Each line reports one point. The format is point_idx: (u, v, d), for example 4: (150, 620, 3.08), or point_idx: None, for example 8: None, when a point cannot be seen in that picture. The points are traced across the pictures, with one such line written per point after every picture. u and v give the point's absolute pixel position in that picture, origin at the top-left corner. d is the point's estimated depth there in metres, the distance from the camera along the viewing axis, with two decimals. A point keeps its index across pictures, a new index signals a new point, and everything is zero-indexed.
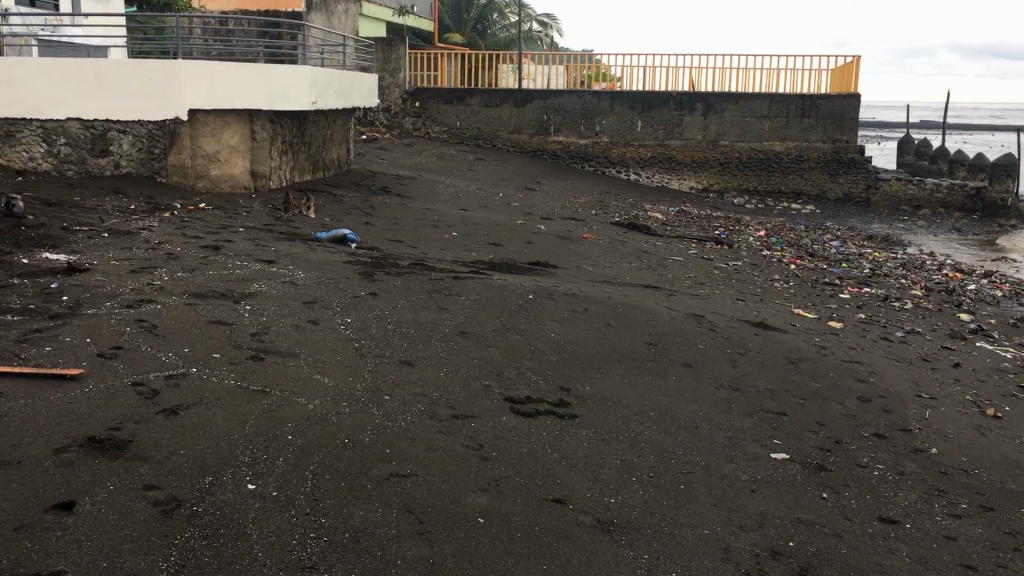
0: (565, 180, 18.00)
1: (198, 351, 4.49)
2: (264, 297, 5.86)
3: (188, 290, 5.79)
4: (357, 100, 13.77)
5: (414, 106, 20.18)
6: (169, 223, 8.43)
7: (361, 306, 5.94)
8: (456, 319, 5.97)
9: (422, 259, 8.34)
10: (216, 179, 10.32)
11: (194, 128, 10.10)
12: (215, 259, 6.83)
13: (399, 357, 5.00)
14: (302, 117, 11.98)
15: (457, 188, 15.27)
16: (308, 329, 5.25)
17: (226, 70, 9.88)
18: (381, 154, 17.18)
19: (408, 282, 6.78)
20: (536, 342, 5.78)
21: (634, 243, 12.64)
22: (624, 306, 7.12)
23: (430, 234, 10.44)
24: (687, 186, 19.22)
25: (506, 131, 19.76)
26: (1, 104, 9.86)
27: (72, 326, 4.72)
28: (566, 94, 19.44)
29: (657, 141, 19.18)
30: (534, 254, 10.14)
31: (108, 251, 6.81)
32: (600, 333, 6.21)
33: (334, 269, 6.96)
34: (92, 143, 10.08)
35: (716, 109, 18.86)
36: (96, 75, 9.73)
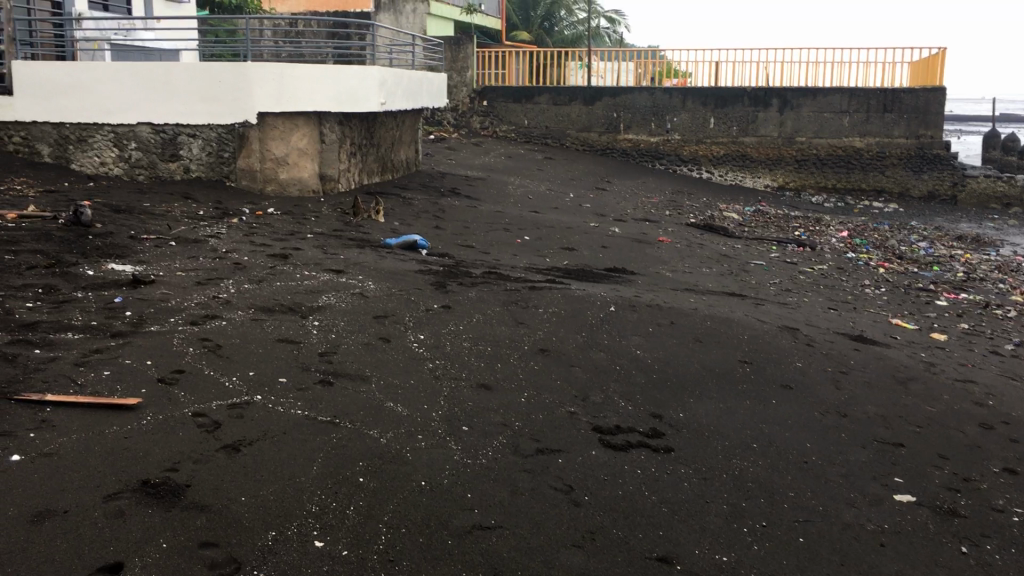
0: (636, 180, 17.48)
1: (264, 375, 4.19)
2: (333, 311, 5.55)
3: (254, 304, 5.52)
4: (427, 99, 13.48)
5: (482, 104, 19.89)
6: (237, 230, 8.22)
7: (435, 322, 5.59)
8: (535, 335, 5.58)
9: (494, 267, 7.98)
10: (284, 183, 10.10)
11: (263, 131, 9.85)
12: (282, 270, 6.57)
13: (477, 379, 4.63)
14: (370, 118, 11.73)
15: (527, 189, 14.89)
16: (379, 348, 4.92)
17: (294, 71, 9.66)
18: (449, 155, 16.90)
19: (482, 294, 6.41)
20: (623, 362, 5.35)
21: (710, 246, 12.11)
22: (711, 317, 6.65)
23: (502, 238, 10.08)
24: (762, 185, 18.51)
25: (575, 129, 19.33)
26: (73, 109, 9.84)
27: (134, 345, 4.46)
28: (636, 91, 18.91)
29: (731, 138, 18.52)
30: (610, 260, 9.71)
31: (175, 261, 6.61)
32: (689, 351, 5.76)
33: (405, 279, 6.63)
34: (162, 148, 9.91)
35: (793, 105, 18.16)
36: (165, 78, 9.61)
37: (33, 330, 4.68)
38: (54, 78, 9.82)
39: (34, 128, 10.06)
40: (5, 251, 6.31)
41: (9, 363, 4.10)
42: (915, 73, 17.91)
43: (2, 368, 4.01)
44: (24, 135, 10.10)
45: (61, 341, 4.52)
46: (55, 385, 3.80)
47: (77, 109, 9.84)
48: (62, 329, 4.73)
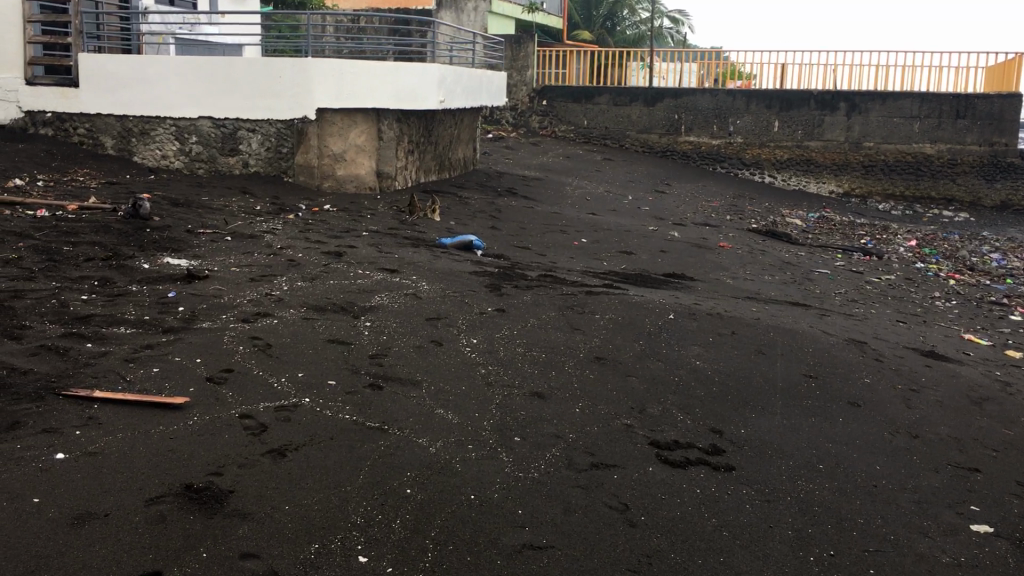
0: (697, 183, 17.18)
1: (313, 377, 4.10)
2: (385, 312, 5.46)
3: (307, 302, 5.45)
4: (486, 98, 13.38)
5: (541, 104, 19.80)
6: (293, 226, 8.20)
7: (489, 326, 5.46)
8: (591, 342, 5.42)
9: (550, 269, 7.83)
10: (342, 179, 10.06)
11: (321, 127, 9.82)
12: (337, 268, 6.51)
13: (530, 388, 4.48)
14: (429, 116, 11.66)
15: (585, 190, 14.71)
16: (431, 352, 4.80)
17: (354, 68, 9.63)
18: (508, 154, 16.80)
19: (538, 298, 6.27)
20: (681, 373, 5.17)
21: (772, 253, 11.79)
22: (774, 328, 6.42)
23: (558, 240, 9.93)
24: (827, 191, 18.04)
25: (635, 130, 19.07)
26: (137, 103, 9.93)
27: (184, 342, 4.42)
28: (699, 93, 18.59)
29: (795, 142, 18.10)
30: (669, 265, 9.49)
31: (230, 256, 6.58)
32: (751, 363, 5.54)
33: (459, 280, 6.52)
34: (222, 142, 9.95)
35: (861, 109, 17.67)
36: (227, 73, 9.64)
37: (86, 323, 4.66)
38: (119, 71, 9.92)
39: (98, 120, 10.18)
40: (65, 243, 6.34)
41: (60, 357, 4.07)
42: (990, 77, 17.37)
43: (52, 362, 3.98)
44: (89, 128, 10.23)
45: (113, 335, 4.49)
46: (103, 381, 3.75)
47: (140, 102, 9.93)
48: (115, 323, 4.70)
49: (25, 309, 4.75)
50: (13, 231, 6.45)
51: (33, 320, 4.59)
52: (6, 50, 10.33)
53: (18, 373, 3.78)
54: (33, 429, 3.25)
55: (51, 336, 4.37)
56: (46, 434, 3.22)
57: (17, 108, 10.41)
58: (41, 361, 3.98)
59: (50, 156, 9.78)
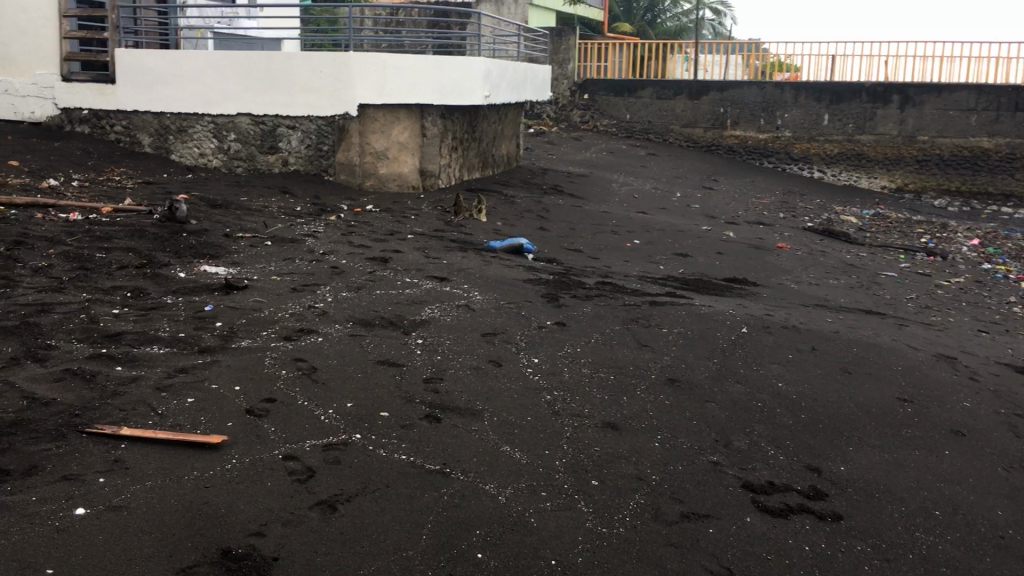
0: (744, 179, 16.59)
1: (365, 408, 3.68)
2: (438, 327, 5.04)
3: (352, 317, 5.05)
4: (531, 93, 12.91)
5: (583, 98, 19.37)
6: (336, 228, 7.82)
7: (552, 343, 5.01)
8: (661, 362, 4.95)
9: (606, 275, 7.36)
10: (384, 178, 9.67)
11: (363, 123, 9.40)
12: (382, 275, 6.11)
13: (602, 418, 4.03)
14: (473, 111, 11.23)
15: (632, 187, 14.21)
16: (490, 375, 4.37)
17: (397, 62, 9.21)
18: (550, 149, 16.34)
19: (599, 309, 5.81)
20: (764, 396, 4.68)
21: (831, 253, 11.21)
22: (856, 342, 5.91)
23: (611, 242, 9.47)
24: (879, 186, 17.21)
25: (679, 124, 18.53)
26: (175, 99, 9.60)
27: (222, 365, 4.02)
28: (747, 85, 17.95)
29: (845, 136, 17.42)
30: (729, 268, 8.99)
31: (270, 263, 6.21)
32: (837, 384, 5.04)
33: (514, 290, 6.07)
34: (261, 140, 9.59)
35: (915, 102, 16.90)
36: (266, 68, 9.28)
37: (117, 342, 4.28)
38: (156, 66, 9.59)
39: (135, 118, 9.86)
40: (98, 249, 6.00)
41: (87, 384, 3.68)
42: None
43: (77, 390, 3.60)
44: (126, 125, 9.92)
45: (145, 356, 4.11)
46: (133, 415, 3.35)
47: (177, 98, 9.60)
48: (148, 342, 4.32)
49: (52, 326, 4.37)
50: (44, 236, 6.11)
51: (59, 339, 4.21)
52: (42, 45, 9.98)
53: (39, 404, 3.39)
54: (51, 476, 2.86)
55: (78, 358, 3.99)
56: (66, 482, 2.83)
57: (54, 105, 10.11)
58: (66, 390, 3.60)
59: (86, 155, 9.48)
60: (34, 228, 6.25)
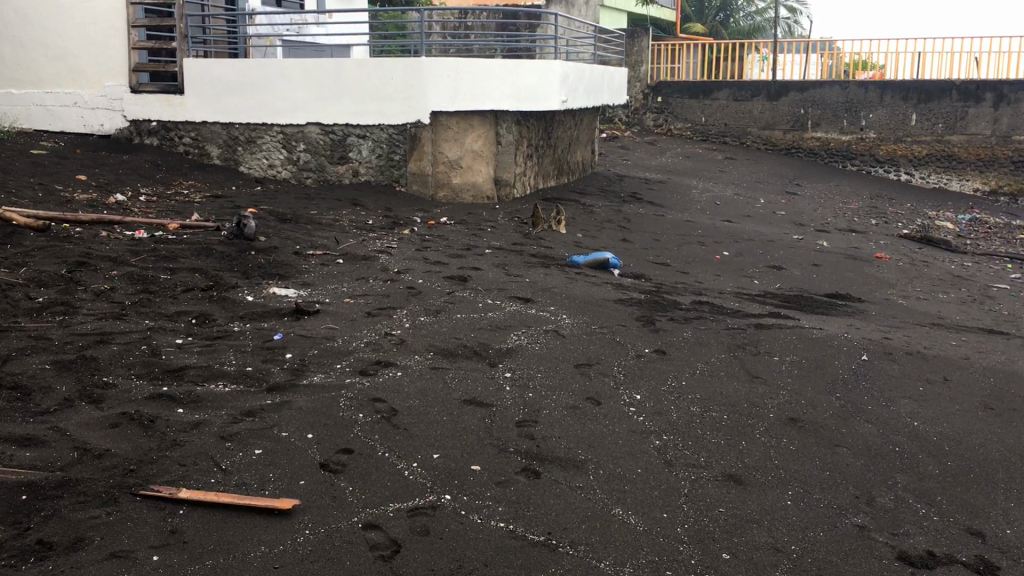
0: (828, 182, 15.80)
1: (454, 459, 3.24)
2: (526, 358, 4.59)
3: (433, 347, 4.63)
4: (608, 97, 12.38)
5: (656, 101, 18.77)
6: (410, 243, 7.45)
7: (653, 375, 4.51)
8: (777, 397, 4.39)
9: (700, 292, 6.83)
10: (458, 188, 9.26)
11: (436, 131, 9.01)
12: (462, 298, 5.69)
13: (722, 468, 3.52)
14: (548, 116, 10.77)
15: (713, 193, 13.60)
16: (589, 415, 3.89)
17: (471, 67, 8.79)
18: (624, 155, 15.80)
19: (700, 333, 5.29)
20: (901, 437, 4.11)
21: (932, 263, 10.45)
22: (991, 370, 5.27)
23: (698, 253, 8.92)
24: (971, 189, 16.13)
25: (756, 127, 17.80)
26: (243, 108, 9.34)
27: (292, 407, 3.62)
28: (828, 85, 17.14)
29: (934, 137, 16.40)
30: (828, 282, 8.37)
31: (342, 284, 5.85)
32: (980, 423, 4.42)
33: (604, 311, 5.59)
34: (332, 150, 9.27)
35: (1010, 100, 15.85)
36: (336, 76, 8.95)
37: (179, 379, 3.91)
38: (225, 76, 9.34)
39: (204, 129, 9.63)
40: (162, 270, 5.68)
41: (144, 429, 3.30)
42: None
43: (135, 438, 3.22)
44: (195, 136, 9.68)
45: (209, 395, 3.74)
46: (194, 470, 2.96)
47: (246, 109, 9.33)
48: (212, 378, 3.94)
49: (110, 360, 4.02)
50: (108, 255, 5.82)
51: (118, 375, 3.86)
52: (112, 57, 9.79)
53: (90, 455, 3.01)
54: (98, 552, 2.46)
55: (136, 398, 3.62)
56: (115, 562, 2.44)
57: (122, 117, 9.91)
58: (120, 437, 3.21)
59: (155, 167, 9.28)
60: (98, 247, 5.96)
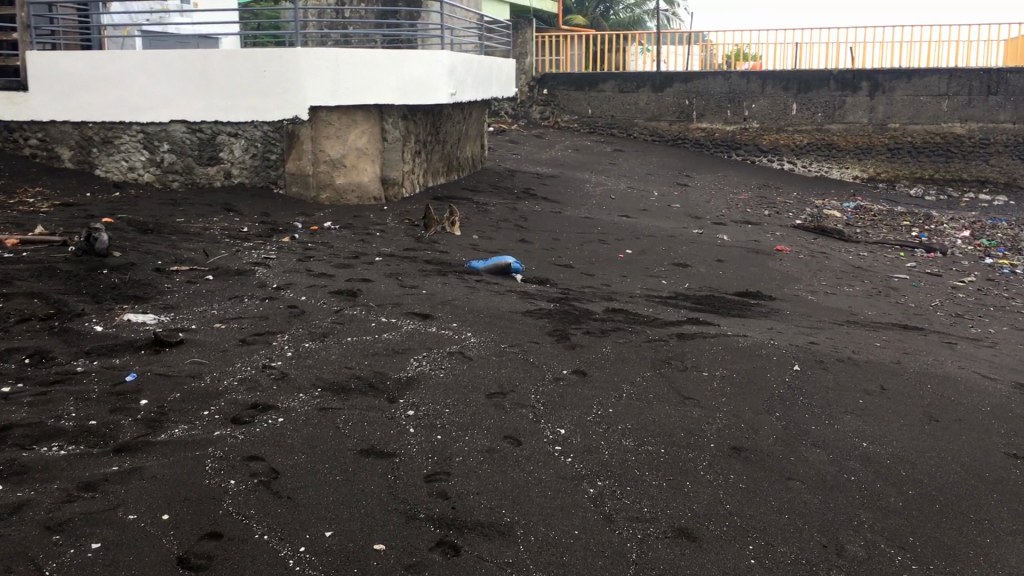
0: (717, 173, 15.68)
1: (351, 537, 2.66)
2: (430, 389, 3.99)
3: (320, 381, 3.97)
4: (497, 88, 11.80)
5: (541, 94, 18.18)
6: (291, 253, 6.72)
7: (575, 404, 3.97)
8: (714, 422, 3.90)
9: (609, 297, 6.35)
10: (342, 189, 8.54)
11: (315, 128, 8.26)
12: (351, 317, 5.05)
13: (669, 520, 3.01)
14: (436, 110, 10.12)
15: (606, 187, 13.24)
16: (509, 460, 3.32)
17: (353, 58, 8.07)
18: (513, 149, 15.29)
19: (620, 348, 4.77)
20: (853, 462, 3.67)
21: (830, 254, 10.28)
22: (925, 374, 4.91)
23: (600, 253, 8.47)
24: (850, 176, 16.44)
25: (642, 118, 17.40)
26: (98, 106, 8.36)
27: (145, 476, 2.92)
28: (710, 75, 16.94)
29: (814, 126, 16.51)
30: (735, 279, 8.04)
31: (212, 305, 5.10)
32: (929, 439, 4.02)
33: (513, 327, 5.02)
34: (200, 150, 8.39)
35: (886, 88, 16.05)
36: (202, 69, 8.08)
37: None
38: (74, 70, 8.33)
39: (52, 128, 8.58)
40: None
41: None
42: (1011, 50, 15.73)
43: None
44: (42, 137, 8.62)
45: (39, 462, 2.99)
46: None
47: (101, 105, 8.35)
48: (44, 439, 3.18)
49: None
50: None
51: None
52: None
53: None
54: None
55: None
56: None
57: None
58: None
59: None
60: None
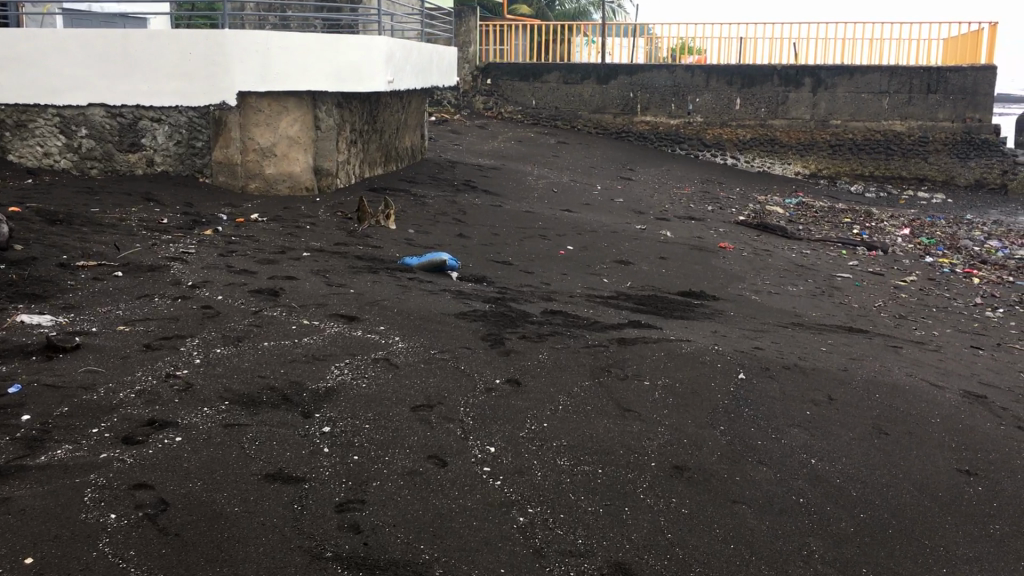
0: (661, 167, 15.53)
1: None
2: (349, 402, 3.66)
3: (229, 393, 3.62)
4: (438, 77, 11.44)
5: (485, 84, 17.79)
6: (212, 247, 6.32)
7: (507, 417, 3.68)
8: (656, 438, 3.64)
9: (549, 298, 6.07)
10: (271, 179, 8.12)
11: (243, 115, 7.82)
12: (271, 319, 4.69)
13: (605, 555, 2.75)
14: (373, 98, 9.73)
15: (549, 179, 12.97)
16: (432, 485, 3.02)
17: (283, 41, 7.62)
18: (455, 139, 14.93)
19: (558, 355, 4.50)
20: (801, 483, 3.44)
21: (774, 252, 10.16)
22: (874, 383, 4.73)
23: (541, 249, 8.20)
24: (793, 172, 16.46)
25: (586, 110, 17.18)
26: (12, 86, 7.84)
27: (13, 508, 2.56)
28: (655, 68, 16.75)
29: (758, 121, 16.45)
30: (678, 278, 7.83)
31: (118, 305, 4.71)
32: (880, 455, 3.81)
33: (445, 331, 4.71)
34: (120, 135, 7.91)
35: (828, 85, 16.06)
36: (122, 49, 7.57)
37: None
38: None
39: None
40: None
41: None
42: (951, 50, 15.78)
43: None
44: None
45: None
46: None
47: (14, 85, 7.83)
48: None
49: None
50: None
51: None
52: None
53: None
54: None
55: None
56: None
57: None
58: None
59: None
60: None
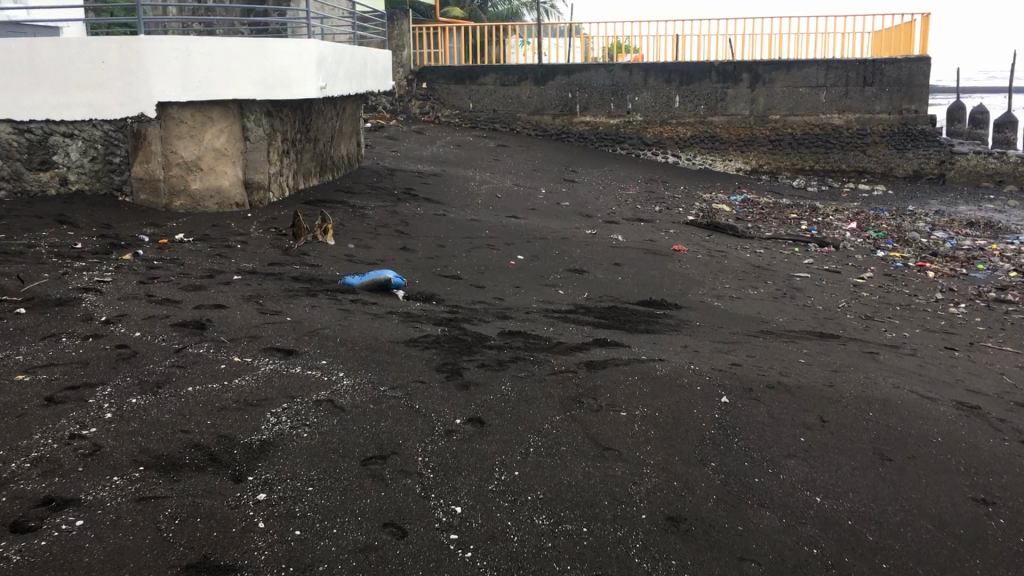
0: (604, 167, 15.18)
1: None
2: (289, 458, 3.15)
3: (145, 456, 3.08)
4: (372, 83, 10.90)
5: (420, 88, 17.25)
6: (131, 273, 5.72)
7: (473, 467, 3.20)
8: (642, 483, 3.20)
9: (505, 316, 5.59)
10: (198, 195, 7.51)
11: (165, 126, 7.21)
12: (198, 357, 4.14)
13: None
14: (304, 105, 9.16)
15: (492, 184, 12.52)
16: (391, 565, 2.55)
17: (204, 47, 7.01)
18: (392, 145, 14.39)
19: (522, 386, 4.03)
20: (811, 528, 3.03)
21: (728, 253, 9.84)
22: (865, 399, 4.35)
23: (491, 260, 7.72)
24: (734, 168, 16.24)
25: (525, 112, 16.76)
26: None
27: None
28: (594, 67, 16.36)
29: (697, 118, 16.21)
30: (636, 286, 7.41)
31: (18, 349, 4.11)
32: (888, 486, 3.43)
33: (395, 363, 4.21)
34: (29, 152, 7.18)
35: (765, 80, 15.86)
36: (26, 59, 6.86)
37: None
38: None
39: None
40: None
41: None
42: (885, 42, 15.68)
43: None
44: None
45: None
46: None
47: None
48: None
49: None
50: None
51: None
52: None
53: None
54: None
55: None
56: None
57: None
58: None
59: None
60: None
